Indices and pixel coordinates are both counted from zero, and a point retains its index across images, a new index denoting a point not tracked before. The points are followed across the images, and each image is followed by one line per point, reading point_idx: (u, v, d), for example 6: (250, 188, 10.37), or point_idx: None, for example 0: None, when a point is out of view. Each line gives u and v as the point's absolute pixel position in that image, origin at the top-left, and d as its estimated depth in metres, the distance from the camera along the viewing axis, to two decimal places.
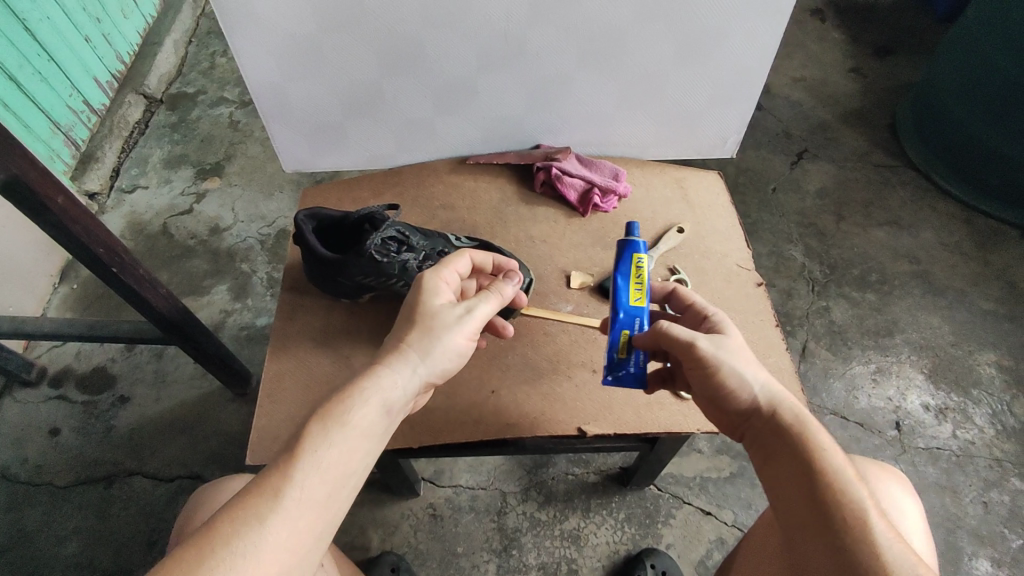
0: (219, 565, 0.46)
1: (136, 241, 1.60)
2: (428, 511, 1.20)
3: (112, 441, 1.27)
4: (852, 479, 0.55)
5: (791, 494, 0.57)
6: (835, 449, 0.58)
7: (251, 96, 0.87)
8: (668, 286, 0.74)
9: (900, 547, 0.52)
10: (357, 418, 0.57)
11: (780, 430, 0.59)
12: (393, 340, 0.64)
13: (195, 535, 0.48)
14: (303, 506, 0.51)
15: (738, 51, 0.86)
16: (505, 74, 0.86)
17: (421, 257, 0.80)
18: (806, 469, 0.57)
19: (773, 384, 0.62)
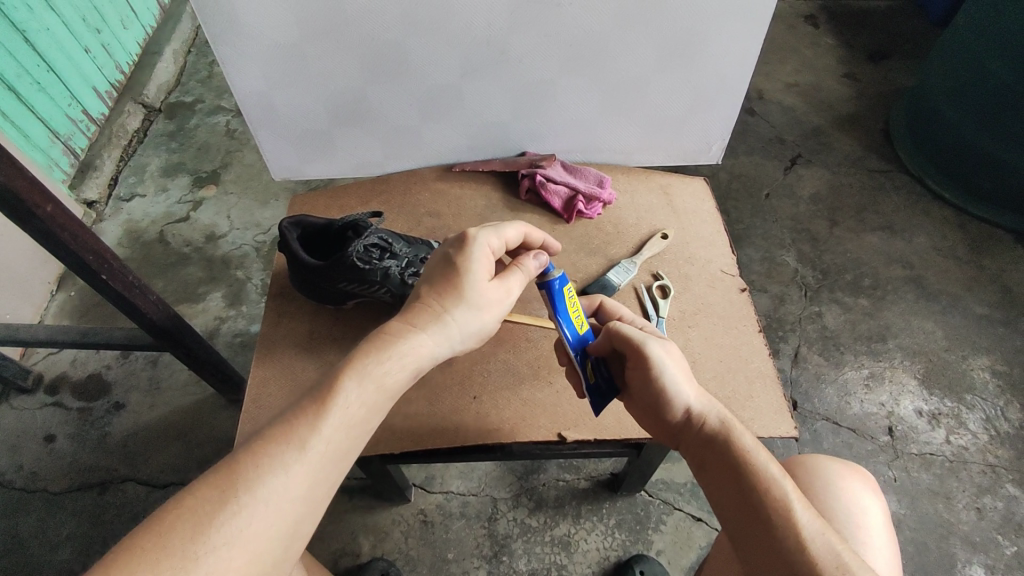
0: (239, 510, 0.47)
1: (133, 248, 1.61)
2: (418, 518, 1.21)
3: (106, 447, 1.28)
4: (777, 476, 0.58)
5: (726, 497, 0.60)
6: (762, 448, 0.61)
7: (239, 105, 0.88)
8: (597, 302, 0.77)
9: (828, 534, 0.54)
10: (385, 375, 0.56)
11: (710, 437, 0.63)
12: (431, 296, 0.62)
13: (216, 473, 0.48)
14: (325, 459, 0.51)
15: (720, 57, 0.86)
16: (488, 81, 0.87)
17: (404, 265, 0.81)
18: (735, 470, 0.60)
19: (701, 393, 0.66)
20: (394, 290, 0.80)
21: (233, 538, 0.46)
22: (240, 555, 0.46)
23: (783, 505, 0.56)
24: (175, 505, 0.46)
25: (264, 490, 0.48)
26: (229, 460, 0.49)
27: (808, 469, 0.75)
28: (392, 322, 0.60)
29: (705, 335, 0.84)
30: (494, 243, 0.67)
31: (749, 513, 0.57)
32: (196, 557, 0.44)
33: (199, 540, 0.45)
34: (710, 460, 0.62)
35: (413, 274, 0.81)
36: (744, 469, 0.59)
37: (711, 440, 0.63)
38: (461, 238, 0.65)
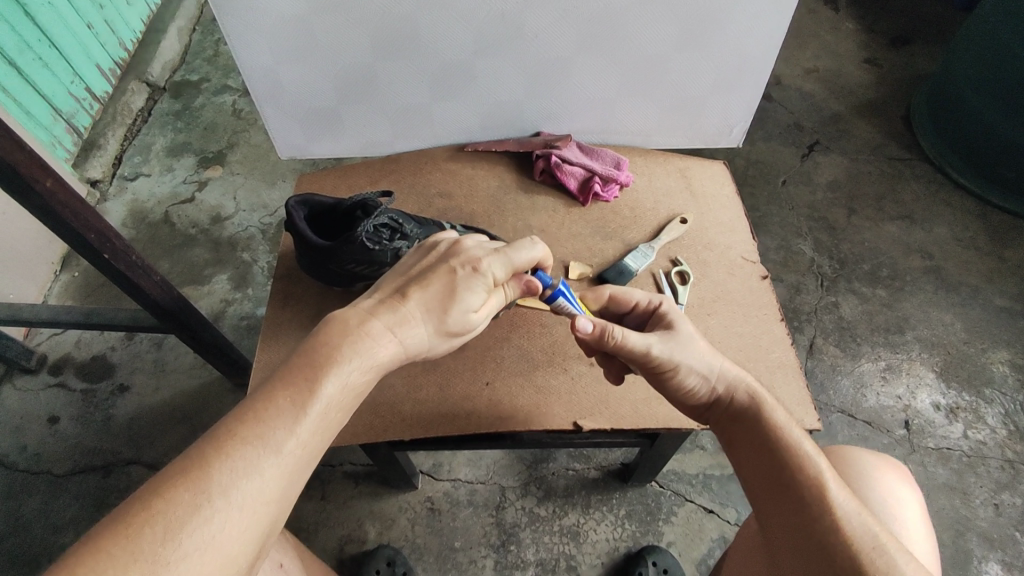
0: (214, 515, 0.44)
1: (138, 229, 1.59)
2: (425, 505, 1.19)
3: (111, 430, 1.27)
4: (811, 454, 0.56)
5: (757, 476, 0.58)
6: (794, 425, 0.59)
7: (244, 80, 0.85)
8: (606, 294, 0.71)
9: (863, 515, 0.52)
10: (361, 379, 0.54)
11: (740, 414, 0.61)
12: (417, 311, 0.59)
13: (187, 473, 0.45)
14: (298, 461, 0.49)
15: (744, 35, 0.82)
16: (502, 59, 0.84)
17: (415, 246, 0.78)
18: (765, 449, 0.58)
19: (732, 368, 0.64)
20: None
21: (207, 543, 0.44)
22: (213, 560, 0.44)
23: (816, 484, 0.54)
24: (144, 507, 0.43)
25: (238, 495, 0.46)
26: (198, 458, 0.46)
27: (840, 460, 0.73)
28: (377, 327, 0.56)
29: (725, 324, 0.81)
30: (500, 271, 0.64)
31: (780, 493, 0.56)
32: (170, 562, 0.42)
33: (171, 544, 0.43)
34: (740, 436, 0.61)
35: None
36: (776, 447, 0.57)
37: (741, 416, 0.61)
38: (474, 263, 0.61)
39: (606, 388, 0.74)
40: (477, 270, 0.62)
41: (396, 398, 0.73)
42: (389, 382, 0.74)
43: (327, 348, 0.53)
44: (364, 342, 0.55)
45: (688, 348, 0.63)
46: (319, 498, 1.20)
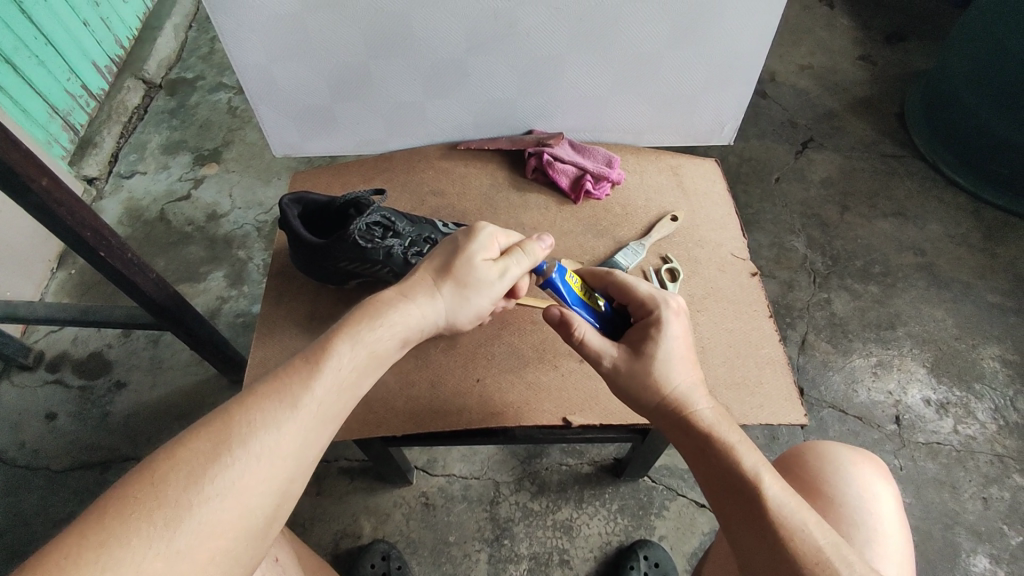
0: (232, 464, 0.46)
1: (134, 226, 1.60)
2: (420, 500, 1.20)
3: (108, 426, 1.28)
4: (757, 467, 0.58)
5: (710, 487, 0.60)
6: (745, 444, 0.60)
7: (238, 78, 0.86)
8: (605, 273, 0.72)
9: (812, 528, 0.55)
10: (375, 341, 0.58)
11: (689, 433, 0.62)
12: (426, 274, 0.65)
13: (207, 427, 0.48)
14: (315, 419, 0.51)
15: (735, 32, 0.83)
16: (495, 56, 0.84)
17: (407, 244, 0.79)
18: (717, 469, 0.59)
19: (689, 381, 0.64)
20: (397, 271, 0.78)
21: (228, 491, 0.45)
22: (233, 506, 0.45)
23: (765, 503, 0.56)
24: (167, 457, 0.45)
25: (258, 445, 0.48)
26: (219, 414, 0.48)
27: (818, 454, 0.73)
28: (387, 290, 0.62)
29: (714, 320, 0.82)
30: (501, 235, 0.69)
31: (732, 509, 0.58)
32: (193, 505, 0.44)
33: (193, 490, 0.44)
34: (688, 452, 0.62)
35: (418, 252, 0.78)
36: (726, 469, 0.59)
37: (687, 434, 0.62)
38: (471, 226, 0.67)
39: (596, 383, 0.74)
40: (476, 232, 0.67)
41: (388, 394, 0.74)
42: (381, 378, 0.75)
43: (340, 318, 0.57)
44: (377, 303, 0.60)
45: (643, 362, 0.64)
46: (315, 493, 1.21)
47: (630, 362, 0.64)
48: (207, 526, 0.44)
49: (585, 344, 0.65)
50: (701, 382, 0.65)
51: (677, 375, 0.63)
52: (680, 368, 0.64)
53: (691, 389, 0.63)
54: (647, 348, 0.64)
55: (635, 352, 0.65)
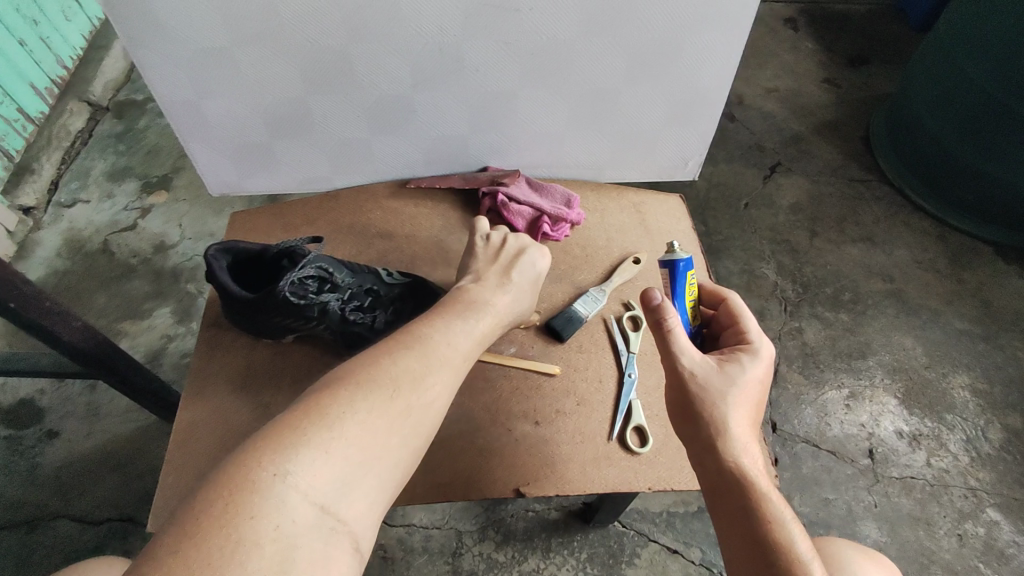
0: (316, 444, 0.45)
1: (74, 259, 1.50)
2: (378, 553, 1.13)
3: (37, 481, 1.18)
4: (805, 552, 0.53)
5: (739, 548, 0.54)
6: (794, 522, 0.54)
7: (164, 114, 0.79)
8: (725, 291, 0.73)
9: None
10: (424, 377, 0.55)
11: (742, 478, 0.56)
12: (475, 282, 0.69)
13: (265, 451, 0.44)
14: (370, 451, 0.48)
15: (697, 66, 0.79)
16: (443, 91, 0.79)
17: (343, 297, 0.73)
18: (755, 535, 0.53)
19: (748, 439, 0.59)
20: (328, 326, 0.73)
21: (316, 474, 0.44)
22: (285, 541, 0.40)
23: None
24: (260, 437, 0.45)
25: (321, 470, 0.45)
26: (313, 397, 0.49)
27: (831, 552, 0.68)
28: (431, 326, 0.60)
29: None
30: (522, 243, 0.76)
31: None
32: (243, 540, 0.39)
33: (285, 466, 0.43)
34: (723, 508, 0.56)
35: (354, 309, 0.73)
36: (768, 540, 0.53)
37: (731, 489, 0.56)
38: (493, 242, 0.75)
39: (553, 449, 0.68)
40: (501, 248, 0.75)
41: None
42: None
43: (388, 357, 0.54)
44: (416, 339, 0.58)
45: (728, 389, 0.60)
46: None
47: (712, 380, 0.61)
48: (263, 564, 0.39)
49: (673, 336, 0.62)
50: (756, 446, 0.60)
51: (733, 413, 0.59)
52: (745, 418, 0.60)
53: (748, 441, 0.59)
54: (732, 372, 0.62)
55: (728, 370, 0.62)
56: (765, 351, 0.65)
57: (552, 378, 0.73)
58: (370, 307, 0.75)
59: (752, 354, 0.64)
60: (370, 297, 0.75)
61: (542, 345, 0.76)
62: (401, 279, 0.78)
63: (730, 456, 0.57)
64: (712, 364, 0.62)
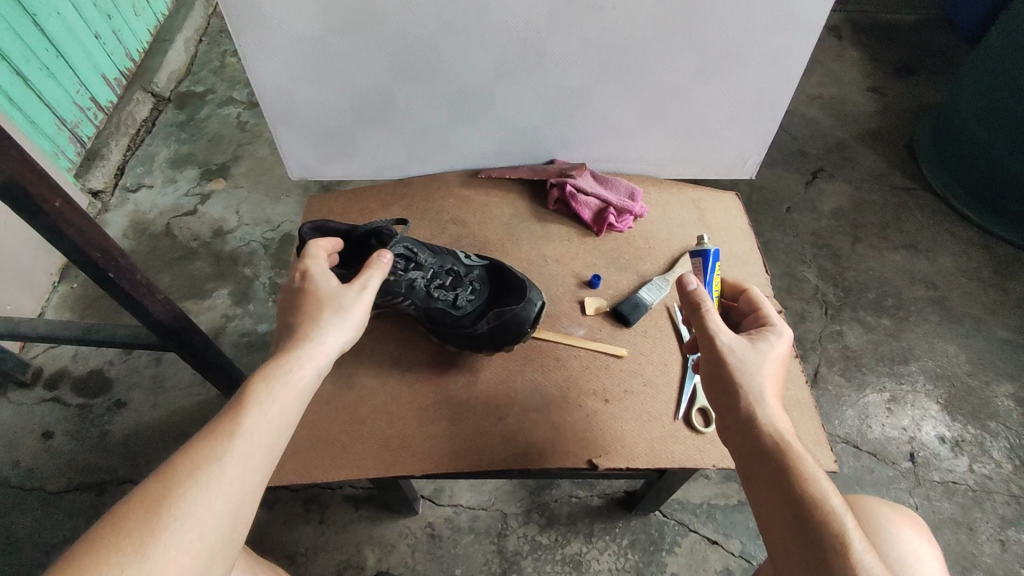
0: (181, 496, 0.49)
1: (139, 240, 1.57)
2: (426, 530, 1.17)
3: (106, 447, 1.24)
4: (840, 509, 0.54)
5: (773, 507, 0.56)
6: (828, 480, 0.56)
7: (258, 99, 0.85)
8: (744, 284, 0.76)
9: None
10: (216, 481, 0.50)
11: (773, 442, 0.58)
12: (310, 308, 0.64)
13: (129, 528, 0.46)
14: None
15: (765, 67, 0.82)
16: (519, 85, 0.83)
17: (428, 277, 0.78)
18: (791, 494, 0.55)
19: (779, 408, 0.62)
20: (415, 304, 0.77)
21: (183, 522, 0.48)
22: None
23: (840, 540, 0.52)
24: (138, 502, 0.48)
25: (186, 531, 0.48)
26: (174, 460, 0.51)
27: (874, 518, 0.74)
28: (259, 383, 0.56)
29: None
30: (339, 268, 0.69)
31: (795, 530, 0.54)
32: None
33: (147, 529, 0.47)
34: (759, 472, 0.58)
35: (438, 287, 0.78)
36: (802, 498, 0.55)
37: (769, 453, 0.58)
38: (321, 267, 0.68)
39: (621, 426, 0.73)
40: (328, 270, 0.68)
41: (407, 431, 0.73)
42: (401, 413, 0.74)
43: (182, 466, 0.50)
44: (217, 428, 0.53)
45: (758, 362, 0.63)
46: (317, 522, 1.18)
47: (743, 352, 0.64)
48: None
49: (709, 313, 0.65)
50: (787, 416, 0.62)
51: (762, 382, 0.61)
52: (771, 390, 0.62)
53: (777, 410, 0.61)
54: (762, 346, 0.65)
55: (758, 343, 0.66)
56: (787, 331, 0.68)
57: (620, 360, 0.78)
58: (452, 286, 0.79)
59: (777, 334, 0.67)
60: (451, 279, 0.80)
61: (610, 329, 0.81)
62: (481, 263, 0.82)
63: (766, 423, 0.60)
64: (745, 339, 0.65)
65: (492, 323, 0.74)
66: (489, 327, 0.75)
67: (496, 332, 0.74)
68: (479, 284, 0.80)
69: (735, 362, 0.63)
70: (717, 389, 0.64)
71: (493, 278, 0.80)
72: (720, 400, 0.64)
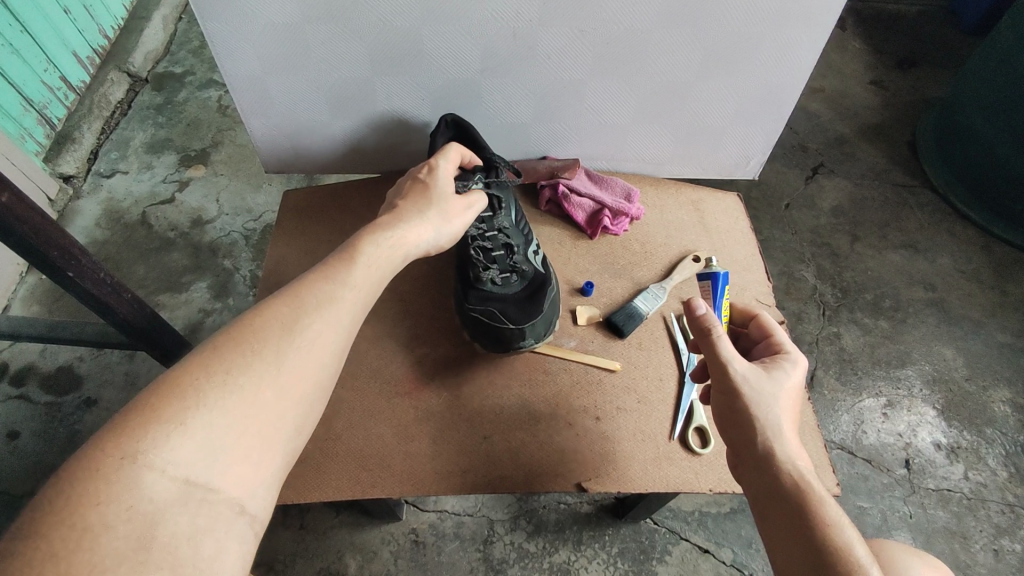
0: (268, 346, 0.47)
1: (112, 229, 1.51)
2: (409, 537, 1.13)
3: (75, 448, 1.19)
4: (865, 560, 0.50)
5: (793, 553, 0.52)
6: (850, 525, 0.52)
7: (228, 88, 0.78)
8: (754, 310, 0.71)
9: None
10: (313, 340, 0.48)
11: (792, 481, 0.55)
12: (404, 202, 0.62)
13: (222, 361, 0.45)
14: (262, 425, 0.45)
15: (772, 62, 0.77)
16: (511, 77, 0.78)
17: (485, 232, 0.76)
18: (812, 539, 0.51)
19: (797, 444, 0.58)
20: (460, 242, 0.77)
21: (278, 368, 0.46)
22: (146, 520, 0.38)
23: None
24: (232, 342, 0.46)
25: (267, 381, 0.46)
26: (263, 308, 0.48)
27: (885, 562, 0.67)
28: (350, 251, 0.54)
29: None
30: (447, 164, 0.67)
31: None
32: (94, 527, 0.37)
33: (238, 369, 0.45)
34: (777, 513, 0.54)
35: (483, 247, 0.75)
36: (825, 545, 0.51)
37: (789, 493, 0.54)
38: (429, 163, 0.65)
39: (612, 446, 0.69)
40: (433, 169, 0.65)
41: (384, 449, 0.69)
42: (378, 431, 0.70)
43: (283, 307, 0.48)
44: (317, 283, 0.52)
45: (773, 394, 0.60)
46: (297, 528, 1.13)
47: (758, 382, 0.60)
48: (123, 565, 0.36)
49: (718, 341, 0.61)
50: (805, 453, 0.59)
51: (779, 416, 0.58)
52: (788, 422, 0.59)
53: (795, 445, 0.58)
54: (776, 375, 0.61)
55: (772, 372, 0.62)
56: (803, 362, 0.65)
57: (613, 374, 0.74)
58: (494, 257, 0.76)
59: (793, 363, 0.63)
60: (504, 251, 0.76)
61: (603, 340, 0.77)
62: (537, 268, 0.77)
63: (784, 460, 0.56)
64: (757, 369, 0.61)
65: (479, 315, 0.73)
66: (476, 316, 0.74)
67: (478, 326, 0.73)
68: (519, 279, 0.77)
69: (751, 395, 0.59)
70: (730, 423, 0.60)
71: (531, 288, 0.76)
72: (735, 435, 0.60)
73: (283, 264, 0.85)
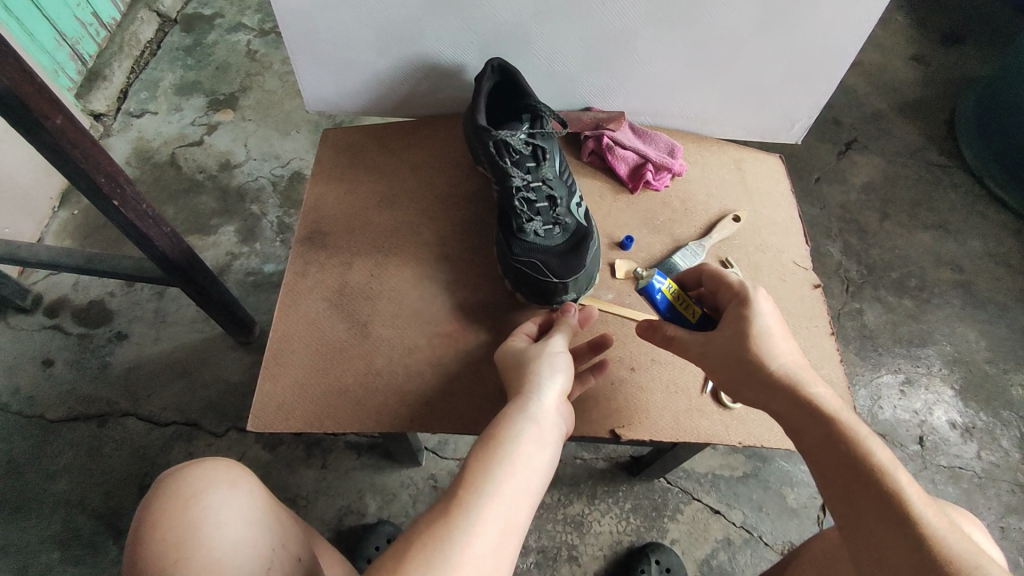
0: (498, 471, 0.57)
1: (142, 169, 1.52)
2: (429, 482, 1.16)
3: (107, 379, 1.22)
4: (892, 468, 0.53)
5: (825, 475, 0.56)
6: (871, 435, 0.55)
7: (277, 22, 0.78)
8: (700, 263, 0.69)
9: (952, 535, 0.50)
10: (516, 513, 0.55)
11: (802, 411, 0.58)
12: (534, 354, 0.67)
13: (466, 494, 0.55)
14: (510, 528, 0.54)
15: (830, 21, 0.75)
16: (562, 24, 0.76)
17: (530, 182, 0.76)
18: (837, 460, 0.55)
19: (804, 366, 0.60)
20: (504, 191, 0.76)
21: (509, 487, 0.56)
22: None
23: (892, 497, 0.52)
24: (467, 480, 0.56)
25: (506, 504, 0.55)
26: (480, 449, 0.58)
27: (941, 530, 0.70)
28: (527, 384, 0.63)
29: None
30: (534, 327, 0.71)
31: (849, 496, 0.54)
32: None
33: (479, 496, 0.55)
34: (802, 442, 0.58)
35: (527, 198, 0.76)
36: (855, 463, 0.54)
37: (804, 421, 0.58)
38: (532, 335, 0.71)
39: (644, 397, 0.71)
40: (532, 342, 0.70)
41: (424, 386, 0.72)
42: (417, 368, 0.73)
43: (493, 443, 0.59)
44: (505, 444, 0.59)
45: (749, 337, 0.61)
46: (320, 467, 1.16)
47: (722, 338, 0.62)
48: None
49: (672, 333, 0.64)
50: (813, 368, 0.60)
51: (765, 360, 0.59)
52: (778, 350, 0.60)
53: (796, 369, 0.60)
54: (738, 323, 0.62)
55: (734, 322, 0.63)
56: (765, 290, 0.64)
57: None
58: (539, 208, 0.76)
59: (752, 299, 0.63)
60: (547, 203, 0.77)
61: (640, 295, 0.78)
62: (579, 221, 0.78)
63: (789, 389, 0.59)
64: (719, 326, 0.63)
65: (523, 266, 0.74)
66: (519, 266, 0.75)
67: (522, 276, 0.75)
68: (562, 232, 0.77)
69: (723, 352, 0.62)
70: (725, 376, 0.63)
71: (572, 240, 0.76)
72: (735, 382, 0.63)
73: (323, 202, 0.86)
